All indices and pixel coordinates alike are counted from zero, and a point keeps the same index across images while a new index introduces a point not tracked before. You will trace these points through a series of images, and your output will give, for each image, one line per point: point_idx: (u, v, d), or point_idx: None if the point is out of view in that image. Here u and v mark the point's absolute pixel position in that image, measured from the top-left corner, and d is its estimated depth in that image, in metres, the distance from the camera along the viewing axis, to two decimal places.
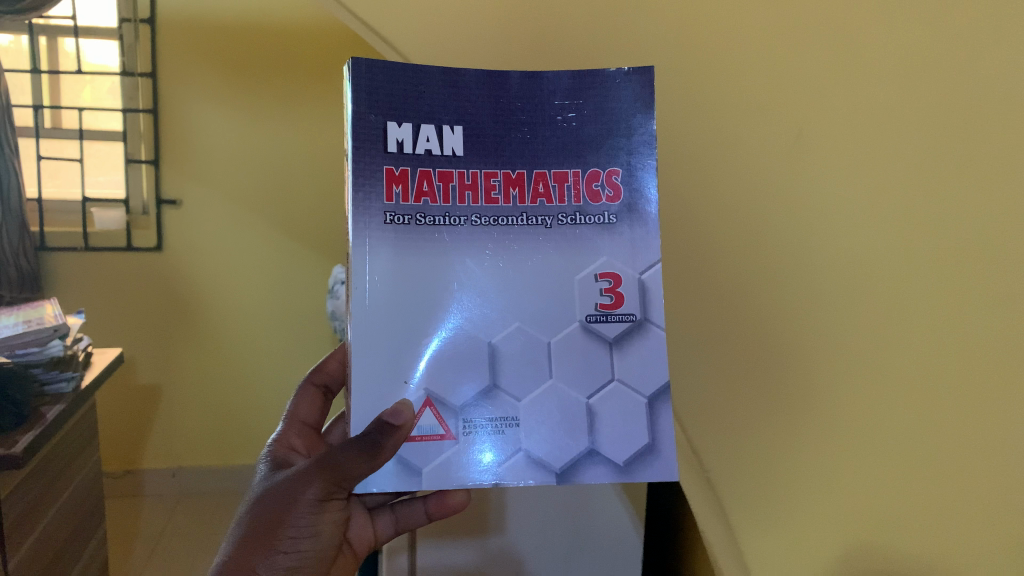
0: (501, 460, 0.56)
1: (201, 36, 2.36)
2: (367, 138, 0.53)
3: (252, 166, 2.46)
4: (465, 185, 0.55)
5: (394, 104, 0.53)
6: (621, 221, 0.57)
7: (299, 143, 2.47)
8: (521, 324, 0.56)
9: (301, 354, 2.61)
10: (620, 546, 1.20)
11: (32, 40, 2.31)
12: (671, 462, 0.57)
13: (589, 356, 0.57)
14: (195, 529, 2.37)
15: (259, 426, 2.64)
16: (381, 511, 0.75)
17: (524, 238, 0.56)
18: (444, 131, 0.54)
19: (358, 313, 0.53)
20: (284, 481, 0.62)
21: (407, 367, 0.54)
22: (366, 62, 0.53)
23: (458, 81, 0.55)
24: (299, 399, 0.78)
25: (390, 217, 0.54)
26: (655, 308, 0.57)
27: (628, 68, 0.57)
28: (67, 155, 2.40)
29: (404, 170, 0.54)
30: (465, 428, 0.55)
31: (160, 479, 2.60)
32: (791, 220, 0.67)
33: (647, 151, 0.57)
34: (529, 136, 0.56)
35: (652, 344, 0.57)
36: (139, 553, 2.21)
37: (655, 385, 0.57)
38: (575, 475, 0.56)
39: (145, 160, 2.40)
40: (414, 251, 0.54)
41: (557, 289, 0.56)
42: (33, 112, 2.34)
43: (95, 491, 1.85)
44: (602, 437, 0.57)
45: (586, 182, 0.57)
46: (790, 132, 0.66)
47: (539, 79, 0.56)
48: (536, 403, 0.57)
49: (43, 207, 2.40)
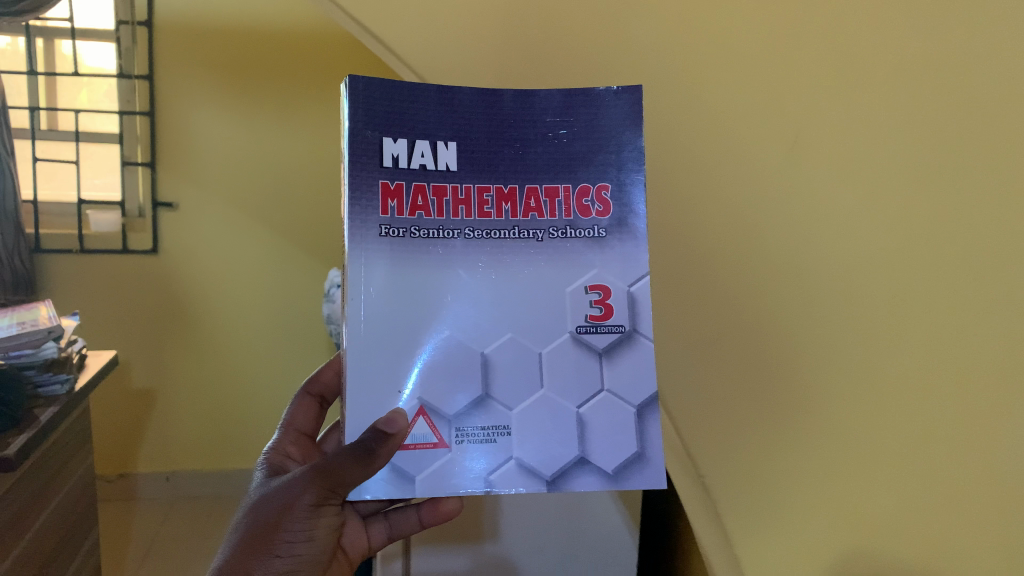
0: (493, 469, 0.57)
1: (198, 40, 2.37)
2: (363, 153, 0.54)
3: (249, 169, 2.47)
4: (458, 200, 0.56)
5: (390, 120, 0.55)
6: (610, 235, 0.58)
7: (296, 146, 2.48)
8: (513, 334, 0.57)
9: (296, 357, 2.62)
10: (613, 553, 1.21)
11: (29, 42, 2.32)
12: (660, 470, 0.57)
13: (579, 366, 0.58)
14: (188, 534, 2.38)
15: (253, 429, 2.65)
16: (375, 518, 0.76)
17: (516, 251, 0.57)
18: (439, 147, 0.56)
19: (353, 324, 0.54)
20: (279, 488, 0.63)
21: (400, 376, 0.56)
22: (363, 80, 0.54)
23: (452, 99, 0.56)
24: (295, 408, 0.79)
25: (385, 230, 0.55)
26: (644, 320, 0.58)
27: (618, 87, 0.58)
28: (64, 157, 2.40)
29: (400, 184, 0.55)
30: (458, 437, 0.56)
31: (153, 482, 2.61)
32: (783, 233, 0.69)
33: (636, 166, 0.58)
34: (521, 151, 0.57)
35: (640, 355, 0.58)
36: (133, 558, 2.21)
37: (643, 396, 0.58)
38: (565, 483, 0.57)
39: (142, 163, 2.40)
40: (409, 263, 0.56)
41: (548, 301, 0.57)
42: (29, 114, 2.35)
43: (88, 494, 1.85)
44: (592, 446, 0.58)
45: (576, 198, 0.58)
46: (781, 147, 0.68)
47: (531, 97, 0.57)
48: (527, 412, 0.57)
49: (38, 209, 2.40)
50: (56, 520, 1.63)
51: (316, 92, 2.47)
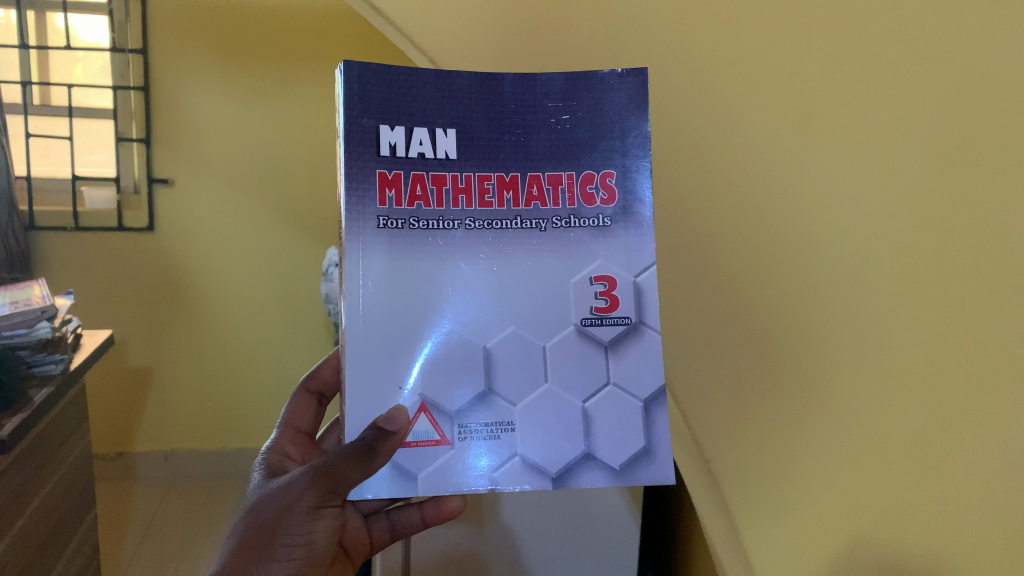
0: (496, 466, 0.55)
1: (193, 12, 2.32)
2: (359, 142, 0.52)
3: (245, 146, 2.44)
4: (458, 188, 0.54)
5: (386, 107, 0.53)
6: (615, 223, 0.56)
7: (293, 123, 2.44)
8: (516, 327, 0.55)
9: (294, 336, 2.60)
10: (615, 538, 1.20)
11: (20, 14, 2.27)
12: (669, 466, 0.55)
13: (584, 360, 0.56)
14: (187, 513, 2.37)
15: (252, 408, 2.64)
16: (377, 517, 0.74)
17: (518, 241, 0.55)
18: (437, 135, 0.54)
19: (351, 319, 0.53)
20: (279, 489, 0.61)
21: (400, 371, 0.54)
22: (358, 66, 0.52)
23: (450, 84, 0.54)
24: (294, 405, 0.77)
25: (383, 221, 0.53)
26: (651, 311, 0.56)
27: (623, 69, 0.55)
28: (57, 132, 2.36)
29: (397, 173, 0.53)
30: (460, 433, 0.55)
31: (153, 461, 2.60)
32: (795, 220, 0.66)
33: (641, 151, 0.55)
34: (522, 138, 0.55)
35: (647, 347, 0.56)
36: (131, 538, 2.21)
37: (650, 389, 0.56)
38: (572, 479, 0.56)
39: (136, 139, 2.36)
40: (408, 255, 0.54)
41: (551, 293, 0.55)
42: (21, 88, 2.31)
43: (85, 475, 1.83)
44: (599, 443, 0.56)
45: (580, 185, 0.56)
46: (795, 131, 0.65)
47: (531, 81, 0.55)
48: (532, 408, 0.56)
49: (32, 186, 2.37)
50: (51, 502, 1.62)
51: (312, 67, 2.42)
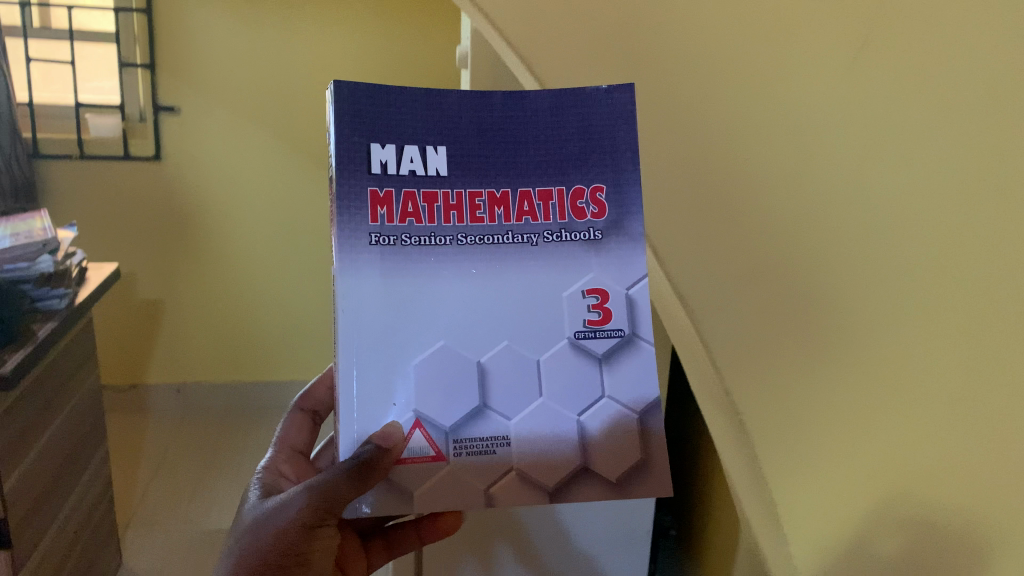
0: (491, 482, 0.53)
1: None
2: (351, 160, 0.51)
3: (251, 75, 2.36)
4: (449, 205, 0.53)
5: (377, 125, 0.52)
6: (608, 237, 0.54)
7: (300, 53, 2.36)
8: (510, 342, 0.53)
9: (304, 271, 2.59)
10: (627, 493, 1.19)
11: None
12: (667, 478, 0.53)
13: (577, 375, 0.54)
14: (198, 446, 2.42)
15: (263, 340, 2.65)
16: (374, 541, 0.75)
17: (510, 257, 0.53)
18: (428, 152, 0.53)
19: (344, 334, 0.51)
20: (272, 509, 0.61)
21: (394, 388, 0.52)
22: (349, 84, 0.51)
23: (438, 100, 0.53)
24: (288, 424, 0.77)
25: (375, 238, 0.52)
26: (644, 323, 0.55)
27: (610, 86, 0.55)
28: (59, 57, 2.30)
29: (389, 191, 0.52)
30: (456, 449, 0.53)
31: (165, 394, 2.64)
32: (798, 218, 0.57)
33: (633, 166, 0.54)
34: (514, 153, 0.54)
35: (642, 360, 0.54)
36: (143, 472, 2.26)
37: (646, 401, 0.54)
38: (569, 498, 0.54)
39: (140, 65, 2.29)
40: (400, 272, 0.52)
41: (543, 306, 0.54)
42: (20, 10, 2.23)
43: (96, 412, 1.86)
44: (595, 461, 0.54)
45: (570, 201, 0.54)
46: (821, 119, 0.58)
47: (521, 99, 0.54)
48: (527, 422, 0.53)
49: (35, 112, 2.32)
50: (63, 440, 1.64)
51: None
